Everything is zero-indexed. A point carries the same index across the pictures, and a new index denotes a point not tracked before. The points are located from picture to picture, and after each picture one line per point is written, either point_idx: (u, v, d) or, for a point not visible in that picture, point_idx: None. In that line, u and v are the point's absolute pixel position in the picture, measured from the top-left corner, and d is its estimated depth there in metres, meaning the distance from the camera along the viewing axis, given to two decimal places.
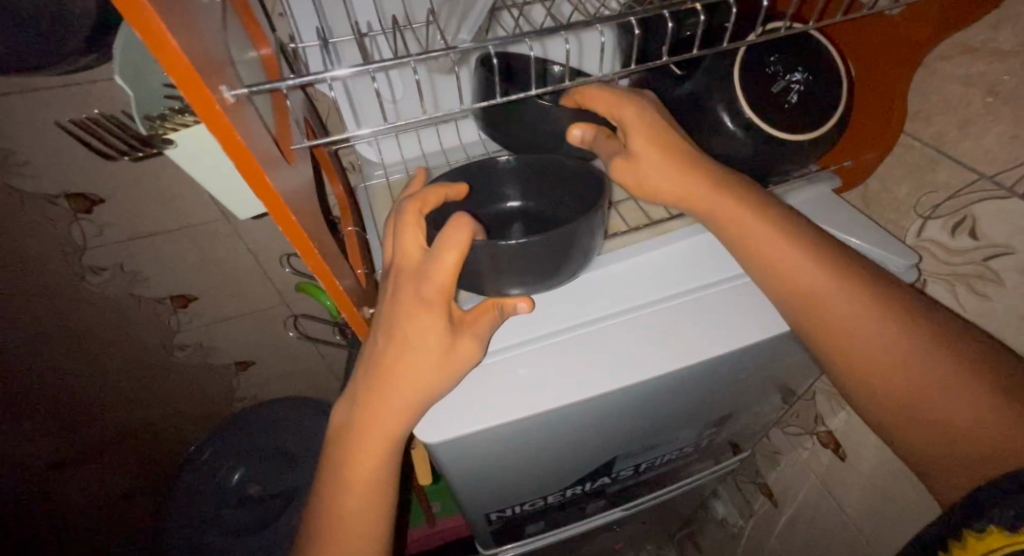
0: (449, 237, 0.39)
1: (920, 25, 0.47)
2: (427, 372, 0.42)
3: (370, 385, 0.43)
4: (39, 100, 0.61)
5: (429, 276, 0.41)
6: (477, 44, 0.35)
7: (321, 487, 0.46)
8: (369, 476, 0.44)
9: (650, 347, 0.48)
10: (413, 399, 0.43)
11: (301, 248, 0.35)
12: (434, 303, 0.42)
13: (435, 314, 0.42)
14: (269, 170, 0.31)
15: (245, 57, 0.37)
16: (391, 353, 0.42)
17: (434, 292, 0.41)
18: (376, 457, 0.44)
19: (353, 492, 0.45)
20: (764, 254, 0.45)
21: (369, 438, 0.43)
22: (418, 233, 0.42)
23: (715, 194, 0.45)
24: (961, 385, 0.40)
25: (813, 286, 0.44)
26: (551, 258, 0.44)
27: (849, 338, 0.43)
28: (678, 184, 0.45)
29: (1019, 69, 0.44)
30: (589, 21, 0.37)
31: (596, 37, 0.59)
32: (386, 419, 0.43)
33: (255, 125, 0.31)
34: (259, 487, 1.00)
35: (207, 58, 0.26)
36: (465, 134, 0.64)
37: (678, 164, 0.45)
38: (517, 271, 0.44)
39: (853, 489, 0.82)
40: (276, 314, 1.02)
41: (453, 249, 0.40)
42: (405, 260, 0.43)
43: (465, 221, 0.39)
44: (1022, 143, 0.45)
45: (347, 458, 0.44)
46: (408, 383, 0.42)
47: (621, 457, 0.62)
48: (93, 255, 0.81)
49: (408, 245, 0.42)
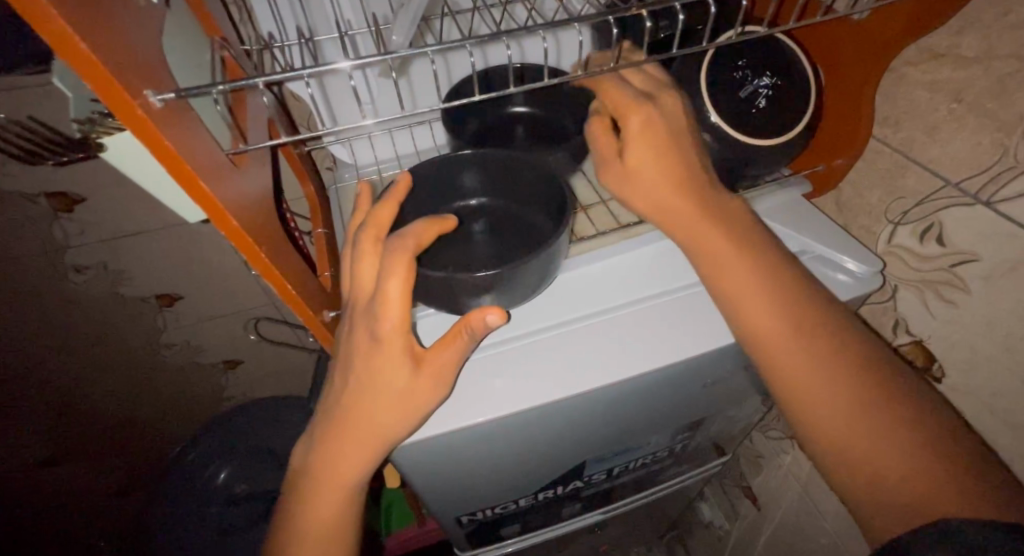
0: (391, 265, 0.38)
1: (886, 30, 0.47)
2: (384, 410, 0.40)
3: (331, 423, 0.42)
4: (14, 98, 0.59)
5: (379, 312, 0.39)
6: (416, 50, 0.33)
7: (289, 503, 0.46)
8: (330, 511, 0.43)
9: (617, 350, 0.48)
10: (373, 438, 0.41)
11: (245, 251, 0.35)
12: (388, 339, 0.40)
13: (389, 349, 0.40)
14: (208, 176, 0.30)
15: (198, 57, 0.37)
16: (350, 394, 0.41)
17: (388, 328, 0.39)
18: (337, 493, 0.43)
19: (319, 516, 0.43)
20: (719, 268, 0.45)
21: (331, 476, 0.43)
22: (375, 264, 0.41)
23: (684, 205, 0.45)
24: (906, 425, 0.37)
25: (768, 312, 0.43)
26: (505, 279, 0.43)
27: (799, 360, 0.41)
28: (655, 197, 0.45)
29: (983, 76, 0.44)
30: (533, 26, 0.34)
31: (538, 43, 0.58)
32: (345, 458, 0.42)
33: (193, 128, 0.30)
34: (244, 486, 0.99)
35: (131, 64, 0.25)
36: (439, 135, 0.63)
37: (665, 173, 0.44)
38: (471, 291, 0.43)
39: (834, 494, 0.82)
40: (258, 314, 1.02)
41: (394, 277, 0.38)
42: (360, 293, 0.41)
43: (404, 247, 0.38)
44: (987, 150, 0.45)
45: (308, 492, 0.43)
46: (367, 424, 0.41)
47: (592, 461, 0.62)
48: (75, 254, 0.80)
49: (363, 276, 0.41)
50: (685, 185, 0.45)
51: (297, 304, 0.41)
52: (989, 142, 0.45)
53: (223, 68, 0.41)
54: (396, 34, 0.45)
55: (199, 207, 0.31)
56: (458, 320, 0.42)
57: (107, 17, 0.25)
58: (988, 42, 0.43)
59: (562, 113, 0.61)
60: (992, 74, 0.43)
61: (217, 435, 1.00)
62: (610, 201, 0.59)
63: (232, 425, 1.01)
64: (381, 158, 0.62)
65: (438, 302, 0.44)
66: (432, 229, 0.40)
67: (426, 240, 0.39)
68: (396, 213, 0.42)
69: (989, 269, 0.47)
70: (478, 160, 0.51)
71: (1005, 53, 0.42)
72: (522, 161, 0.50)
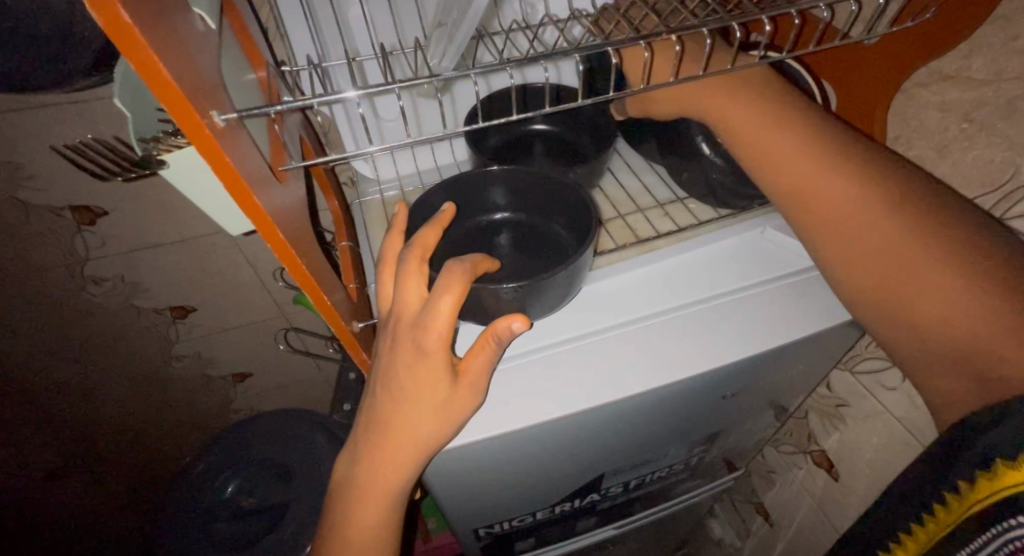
0: (447, 283, 0.40)
1: (897, 55, 0.49)
2: (425, 421, 0.42)
3: (370, 437, 0.43)
4: (47, 115, 0.61)
5: (426, 326, 0.41)
6: (458, 73, 0.35)
7: (327, 518, 0.47)
8: (371, 524, 0.44)
9: (643, 361, 0.49)
10: (413, 450, 0.42)
11: (288, 262, 0.36)
12: (433, 352, 0.41)
13: (434, 361, 0.41)
14: (259, 189, 0.32)
15: (242, 78, 0.38)
16: (391, 408, 0.42)
17: (435, 341, 0.41)
18: (377, 509, 0.44)
19: (358, 525, 0.44)
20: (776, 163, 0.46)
21: (370, 491, 0.44)
22: (421, 281, 0.42)
23: (735, 114, 0.47)
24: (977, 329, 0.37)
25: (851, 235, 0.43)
26: (544, 293, 0.45)
27: None
28: (699, 102, 0.49)
29: (993, 96, 0.46)
30: (567, 50, 0.37)
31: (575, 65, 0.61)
32: (384, 473, 0.43)
33: (246, 146, 0.32)
34: (251, 500, 0.95)
35: (198, 85, 0.27)
36: (458, 152, 0.65)
37: (704, 89, 0.49)
38: (510, 307, 0.45)
39: (851, 511, 0.82)
40: (272, 327, 1.03)
41: (449, 295, 0.40)
42: (403, 309, 0.42)
43: (458, 265, 0.41)
44: (998, 168, 0.47)
45: (349, 507, 0.44)
46: (407, 435, 0.42)
47: (609, 474, 0.63)
48: (94, 266, 0.81)
49: (408, 293, 0.42)
50: (729, 95, 0.48)
51: (331, 316, 0.43)
52: (1000, 160, 0.47)
53: (265, 90, 0.42)
54: (443, 59, 0.46)
55: (249, 219, 0.32)
56: (485, 330, 0.44)
57: (180, 46, 0.27)
58: (997, 65, 0.45)
59: (580, 132, 0.63)
60: (1000, 96, 0.46)
61: (229, 448, 1.00)
62: (628, 217, 0.61)
63: (244, 437, 1.01)
64: (402, 174, 0.64)
65: (465, 313, 0.45)
66: (483, 261, 0.43)
67: (478, 272, 0.42)
68: (440, 238, 0.44)
69: None
70: (500, 178, 0.53)
71: (1013, 76, 0.45)
72: (542, 177, 0.52)
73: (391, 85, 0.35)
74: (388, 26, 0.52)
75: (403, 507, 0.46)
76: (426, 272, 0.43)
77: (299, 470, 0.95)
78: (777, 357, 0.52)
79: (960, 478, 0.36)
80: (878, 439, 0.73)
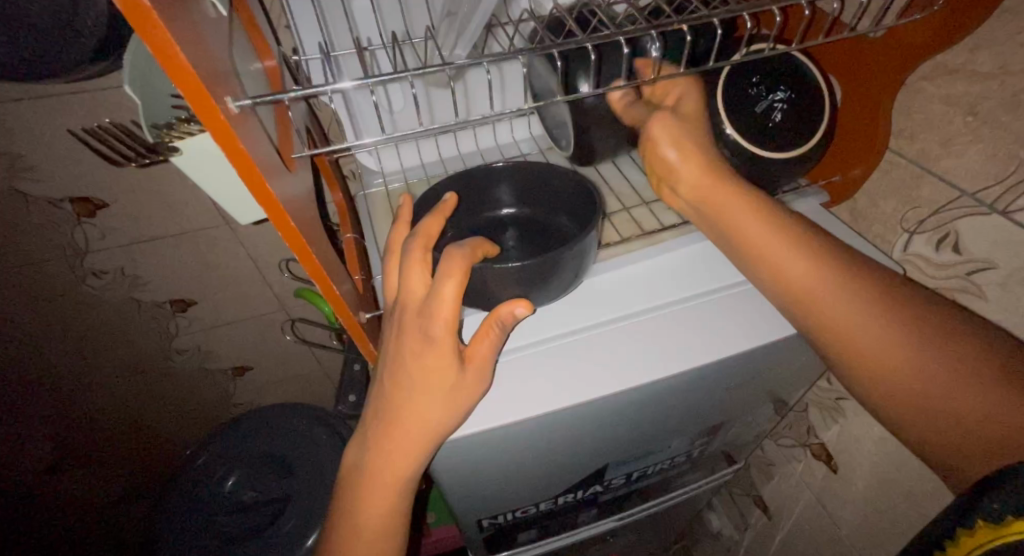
0: (447, 270, 0.40)
1: (902, 49, 0.49)
2: (436, 408, 0.42)
3: (380, 426, 0.44)
4: (50, 104, 0.60)
5: (432, 313, 0.41)
6: (470, 61, 0.35)
7: (336, 508, 0.47)
8: (381, 512, 0.45)
9: (647, 352, 0.49)
10: (422, 438, 0.42)
11: (298, 250, 0.36)
12: (440, 339, 0.41)
13: (441, 348, 0.41)
14: (270, 177, 0.32)
15: (251, 67, 0.38)
16: (401, 396, 0.42)
17: (440, 328, 0.41)
18: (387, 497, 0.44)
19: (369, 515, 0.45)
20: (746, 235, 0.47)
21: (380, 479, 0.44)
22: (424, 271, 0.42)
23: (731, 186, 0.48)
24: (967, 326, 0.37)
25: (806, 282, 0.45)
26: (542, 284, 0.45)
27: None
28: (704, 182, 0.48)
29: (998, 90, 0.47)
30: (580, 38, 0.37)
31: None
32: (394, 462, 0.43)
33: (257, 132, 0.32)
34: (251, 493, 0.95)
35: (212, 69, 0.27)
36: (462, 144, 0.66)
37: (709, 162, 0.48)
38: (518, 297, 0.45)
39: (850, 503, 0.82)
40: (273, 321, 1.02)
41: (451, 281, 0.40)
42: (409, 298, 0.42)
43: (458, 251, 0.41)
44: (1001, 161, 0.48)
45: (359, 496, 0.45)
46: (416, 422, 0.42)
47: (612, 465, 0.63)
48: (94, 258, 0.80)
49: (412, 281, 0.42)
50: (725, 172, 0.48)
51: (338, 306, 0.43)
52: (1004, 154, 0.47)
53: (274, 78, 0.43)
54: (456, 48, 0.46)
55: (261, 206, 0.32)
56: (488, 316, 0.44)
57: (193, 30, 0.27)
58: (1002, 59, 0.46)
59: None
60: (1005, 88, 0.46)
61: (228, 442, 1.00)
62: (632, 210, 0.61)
63: (244, 431, 1.00)
64: (406, 167, 0.65)
65: (472, 302, 0.45)
66: (483, 245, 0.43)
67: (478, 255, 0.42)
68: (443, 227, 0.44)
69: (1005, 274, 0.50)
70: (507, 171, 0.54)
71: (1018, 70, 0.45)
72: (549, 170, 0.52)
73: (404, 72, 0.35)
74: (397, 16, 0.53)
75: (411, 496, 0.46)
76: (429, 261, 0.43)
77: (299, 464, 0.95)
78: (781, 347, 0.53)
79: (957, 525, 0.34)
80: (878, 431, 0.73)
